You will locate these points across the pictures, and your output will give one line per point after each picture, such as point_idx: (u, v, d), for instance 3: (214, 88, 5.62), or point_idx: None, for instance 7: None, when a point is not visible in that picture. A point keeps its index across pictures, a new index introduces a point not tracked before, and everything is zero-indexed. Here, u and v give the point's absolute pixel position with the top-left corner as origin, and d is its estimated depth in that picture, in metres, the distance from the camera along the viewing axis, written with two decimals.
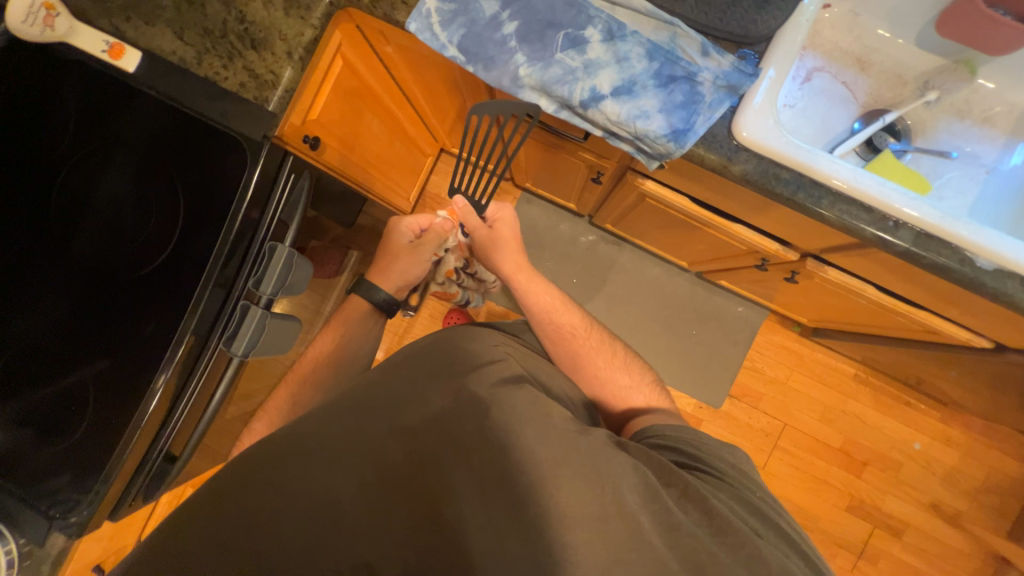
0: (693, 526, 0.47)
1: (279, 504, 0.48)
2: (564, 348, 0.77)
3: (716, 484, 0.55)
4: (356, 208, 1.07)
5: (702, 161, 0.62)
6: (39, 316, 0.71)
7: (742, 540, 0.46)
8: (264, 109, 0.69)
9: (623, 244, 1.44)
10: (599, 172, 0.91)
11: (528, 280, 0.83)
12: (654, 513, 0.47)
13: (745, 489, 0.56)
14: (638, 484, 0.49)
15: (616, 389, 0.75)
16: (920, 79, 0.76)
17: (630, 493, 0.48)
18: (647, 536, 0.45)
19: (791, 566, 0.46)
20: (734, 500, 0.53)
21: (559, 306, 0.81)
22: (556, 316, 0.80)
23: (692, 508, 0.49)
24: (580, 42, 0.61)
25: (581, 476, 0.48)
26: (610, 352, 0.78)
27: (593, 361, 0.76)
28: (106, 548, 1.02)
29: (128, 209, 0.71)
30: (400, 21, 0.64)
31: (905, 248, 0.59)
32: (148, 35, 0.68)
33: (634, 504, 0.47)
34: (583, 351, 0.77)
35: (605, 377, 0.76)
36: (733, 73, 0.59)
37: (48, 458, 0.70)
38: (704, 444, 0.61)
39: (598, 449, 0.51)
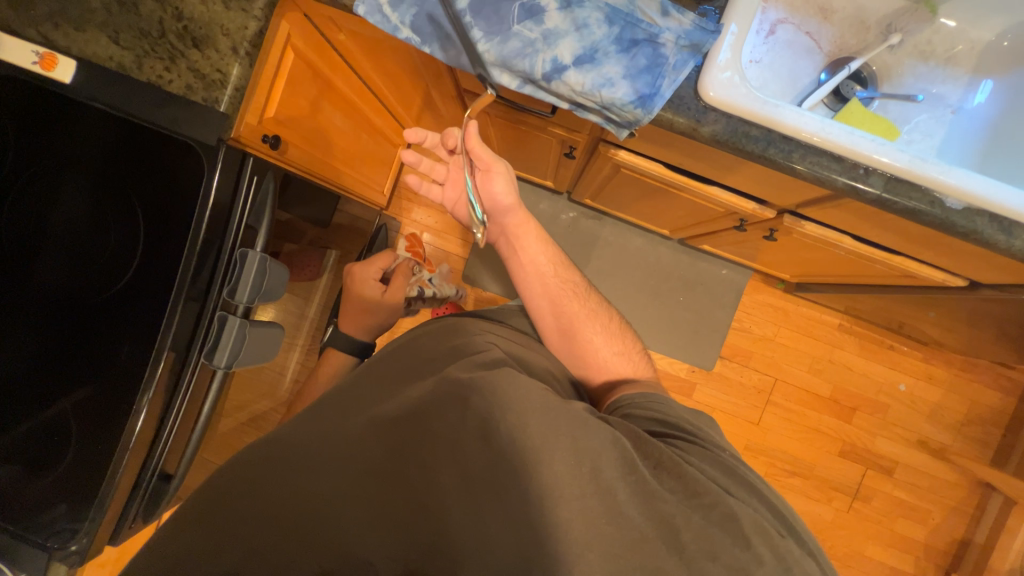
0: (667, 494, 0.47)
1: None
2: (551, 320, 0.76)
3: (689, 447, 0.55)
4: (328, 215, 1.05)
5: (671, 126, 0.61)
6: (8, 349, 0.69)
7: (714, 499, 0.47)
8: (215, 111, 0.64)
9: (604, 218, 1.44)
10: (572, 147, 0.90)
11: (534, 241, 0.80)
12: (631, 485, 0.46)
13: (716, 448, 0.56)
14: (616, 458, 0.48)
15: (601, 359, 0.75)
16: (883, 24, 0.75)
17: (609, 465, 0.47)
18: (623, 508, 0.45)
19: (760, 519, 0.48)
20: (711, 465, 0.53)
21: (555, 269, 0.79)
22: (550, 278, 0.78)
23: (668, 477, 0.49)
24: (538, 12, 0.58)
25: (560, 455, 0.46)
26: (604, 320, 0.78)
27: (590, 328, 0.76)
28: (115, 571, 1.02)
29: (85, 230, 0.68)
30: (348, 5, 0.62)
31: (876, 194, 0.60)
32: (79, 40, 0.63)
33: (611, 479, 0.46)
34: (580, 318, 0.76)
35: (597, 344, 0.75)
36: (695, 32, 0.58)
37: (39, 490, 0.69)
38: (674, 410, 0.62)
39: (576, 422, 0.49)
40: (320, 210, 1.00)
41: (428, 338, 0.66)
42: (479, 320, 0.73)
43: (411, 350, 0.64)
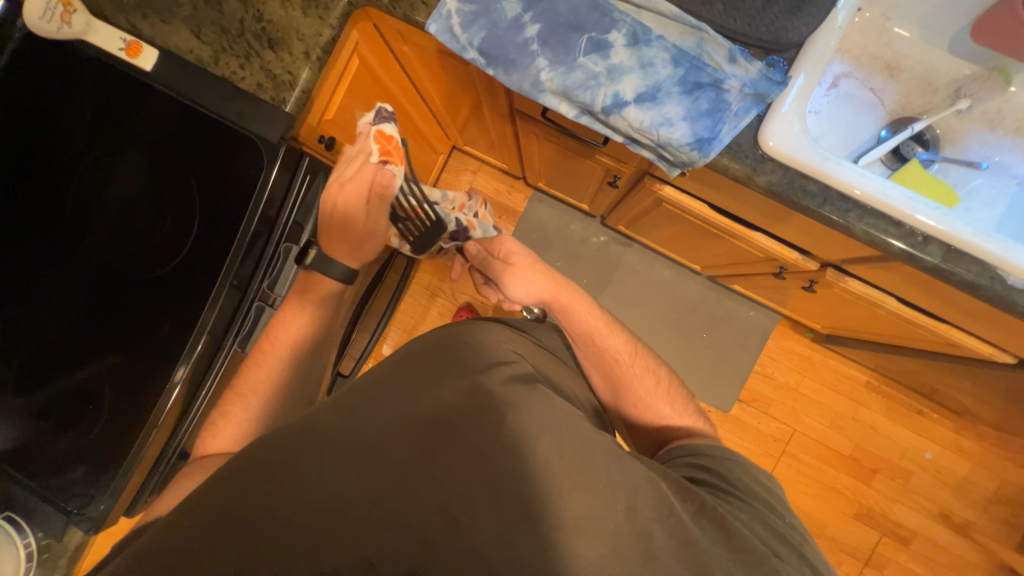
0: (706, 542, 0.45)
1: None
2: (597, 372, 0.72)
3: (738, 505, 0.53)
4: None
5: (725, 171, 0.61)
6: (54, 313, 0.72)
7: (760, 560, 0.45)
8: (281, 110, 0.67)
9: (634, 245, 1.43)
10: (616, 176, 0.90)
11: (573, 300, 0.75)
12: (668, 528, 0.45)
13: (771, 513, 0.54)
14: (653, 497, 0.46)
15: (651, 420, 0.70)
16: (952, 87, 0.74)
17: (644, 506, 0.46)
18: (659, 556, 0.44)
19: None
20: (752, 522, 0.51)
21: (606, 328, 0.73)
22: (599, 339, 0.73)
23: (708, 524, 0.47)
24: (604, 47, 0.59)
25: (594, 489, 0.45)
26: (655, 381, 0.72)
27: (636, 389, 0.71)
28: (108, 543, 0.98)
29: (140, 207, 0.71)
30: (419, 22, 0.64)
31: (934, 263, 0.58)
32: (165, 32, 0.67)
33: (648, 521, 0.45)
34: (623, 380, 0.71)
35: (644, 406, 0.70)
36: (761, 82, 0.57)
37: (64, 451, 0.71)
38: (738, 469, 0.58)
39: (609, 457, 0.48)
40: None
41: (461, 332, 0.61)
42: (503, 328, 0.67)
43: (434, 339, 0.61)
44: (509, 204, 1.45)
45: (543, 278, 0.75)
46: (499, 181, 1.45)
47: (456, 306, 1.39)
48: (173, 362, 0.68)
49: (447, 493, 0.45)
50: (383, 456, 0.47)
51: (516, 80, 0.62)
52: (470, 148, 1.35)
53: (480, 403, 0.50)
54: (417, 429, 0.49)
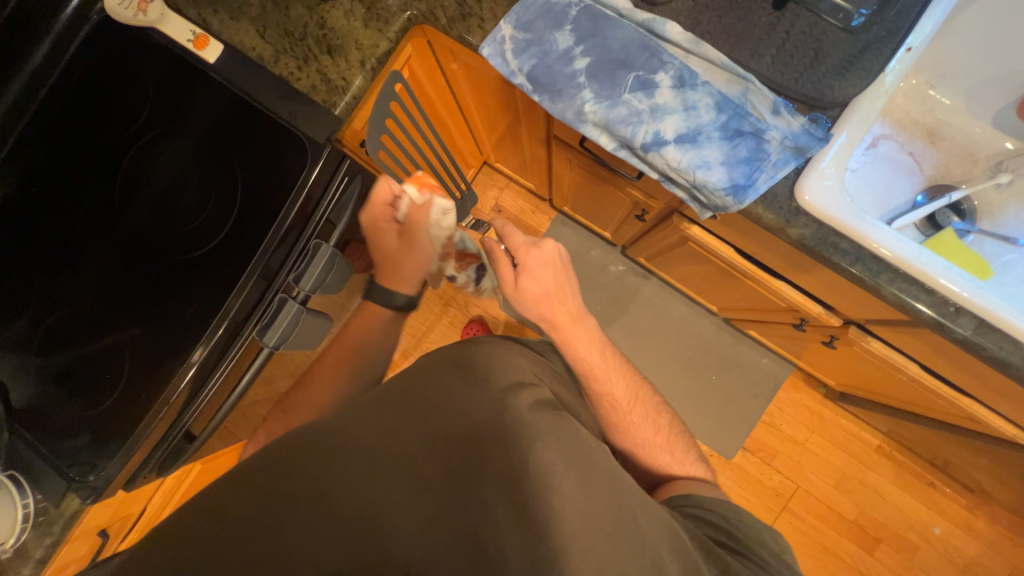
0: None
1: (282, 506, 0.46)
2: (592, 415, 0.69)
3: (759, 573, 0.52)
4: None
5: (758, 220, 0.61)
6: (88, 280, 0.75)
7: None
8: (330, 113, 0.69)
9: (652, 278, 1.43)
10: (644, 210, 0.91)
11: (578, 337, 0.69)
12: None
13: None
14: (676, 548, 0.47)
15: (650, 459, 0.68)
16: (994, 160, 0.74)
17: (671, 560, 0.45)
18: None
19: None
20: None
21: (603, 375, 0.68)
22: (595, 388, 0.68)
23: None
24: (650, 86, 0.61)
25: (620, 533, 0.45)
26: (655, 425, 0.70)
27: (634, 434, 0.68)
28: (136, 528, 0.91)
29: (185, 190, 0.74)
30: (473, 44, 0.66)
31: (964, 335, 0.58)
32: (232, 28, 0.71)
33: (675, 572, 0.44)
34: (621, 425, 0.68)
35: (644, 448, 0.68)
36: (802, 136, 0.58)
37: (74, 416, 0.72)
38: (751, 528, 0.57)
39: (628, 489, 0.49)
40: None
41: (479, 353, 0.60)
42: (520, 348, 0.66)
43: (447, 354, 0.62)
44: (532, 223, 1.47)
45: (541, 307, 0.69)
46: (525, 200, 1.47)
47: (469, 318, 1.39)
48: (190, 344, 0.70)
49: (455, 510, 0.46)
50: (395, 463, 0.48)
51: (560, 108, 0.64)
52: (501, 165, 1.38)
53: (490, 423, 0.49)
54: (430, 440, 0.49)
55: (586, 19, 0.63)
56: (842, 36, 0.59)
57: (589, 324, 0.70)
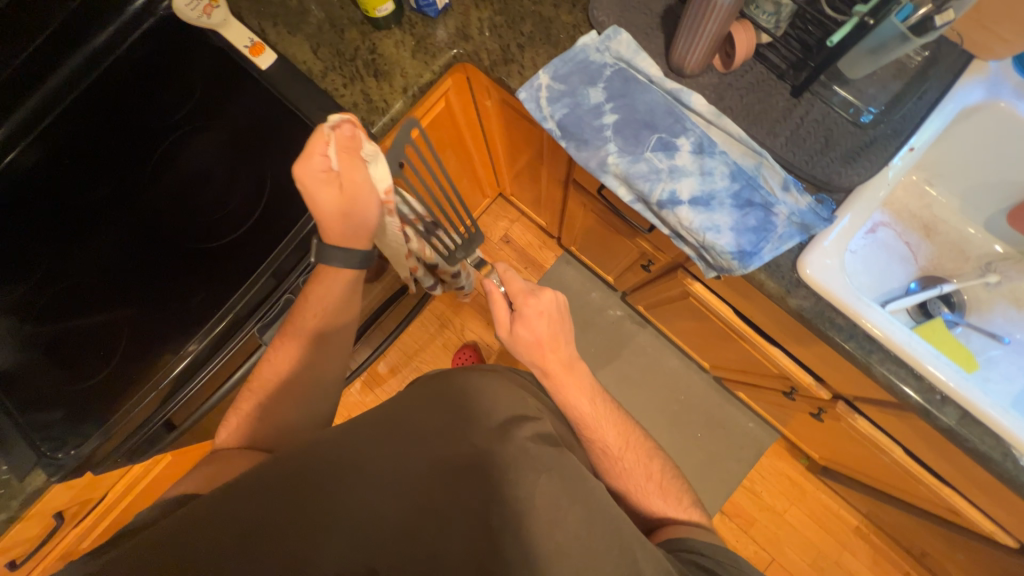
0: None
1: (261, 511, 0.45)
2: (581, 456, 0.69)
3: None
4: None
5: (760, 286, 0.64)
6: (112, 258, 0.79)
7: None
8: (366, 130, 0.72)
9: (648, 327, 1.45)
10: (650, 261, 0.94)
11: (568, 384, 0.68)
12: None
13: None
14: None
15: (631, 510, 0.68)
16: (984, 260, 0.78)
17: None
18: None
19: None
20: None
21: (593, 417, 0.68)
22: (586, 427, 0.68)
23: None
24: (671, 148, 0.65)
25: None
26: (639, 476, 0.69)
27: (621, 481, 0.68)
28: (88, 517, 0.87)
29: (217, 186, 0.79)
30: (511, 87, 0.71)
31: (948, 424, 0.59)
32: (287, 41, 0.74)
33: None
34: (608, 469, 0.68)
35: (627, 498, 0.68)
36: (808, 214, 0.62)
37: (55, 389, 0.71)
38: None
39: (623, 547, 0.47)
40: None
41: (475, 384, 0.58)
42: (518, 383, 0.66)
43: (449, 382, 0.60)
44: (538, 258, 1.50)
45: (531, 354, 0.68)
46: (533, 235, 1.51)
47: (464, 343, 1.40)
48: (189, 336, 0.72)
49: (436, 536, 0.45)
50: None
51: (584, 156, 0.67)
52: (515, 199, 1.42)
53: None
54: None
55: (619, 80, 0.67)
56: (851, 128, 0.64)
57: (580, 371, 0.70)
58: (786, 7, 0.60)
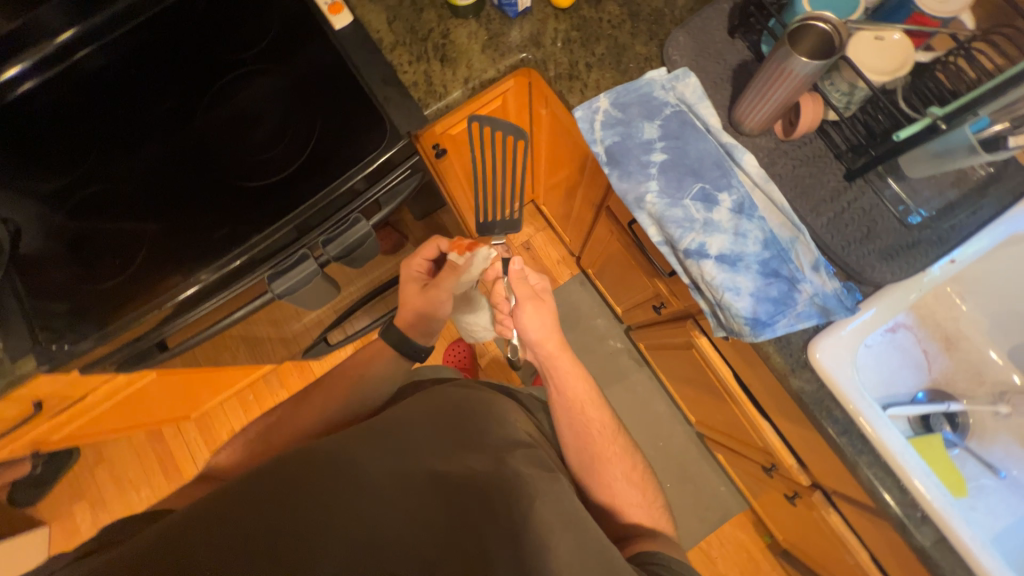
0: None
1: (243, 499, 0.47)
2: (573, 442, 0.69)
3: None
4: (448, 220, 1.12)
5: (766, 358, 0.63)
6: (143, 169, 0.78)
7: None
8: (420, 110, 0.72)
9: (644, 367, 1.44)
10: (662, 304, 0.94)
11: (574, 361, 0.73)
12: None
13: None
14: None
15: None
16: (998, 387, 0.76)
17: None
18: None
19: None
20: None
21: (569, 442, 0.69)
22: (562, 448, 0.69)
23: None
24: (711, 201, 0.64)
25: None
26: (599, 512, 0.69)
27: None
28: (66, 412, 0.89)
29: (264, 127, 0.78)
30: (570, 103, 0.71)
31: (922, 544, 0.58)
32: (365, 8, 0.76)
33: None
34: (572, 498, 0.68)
35: None
36: (831, 299, 0.61)
37: (65, 284, 0.73)
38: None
39: None
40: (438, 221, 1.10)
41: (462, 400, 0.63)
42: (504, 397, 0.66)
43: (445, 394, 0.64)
44: (553, 271, 1.50)
45: (552, 326, 0.73)
46: (555, 248, 1.51)
47: (460, 336, 1.40)
48: (200, 266, 0.72)
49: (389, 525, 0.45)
50: None
51: (624, 188, 0.67)
52: (545, 209, 1.43)
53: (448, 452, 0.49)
54: None
55: (677, 120, 0.67)
56: (897, 225, 0.62)
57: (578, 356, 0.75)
58: (860, 90, 0.59)
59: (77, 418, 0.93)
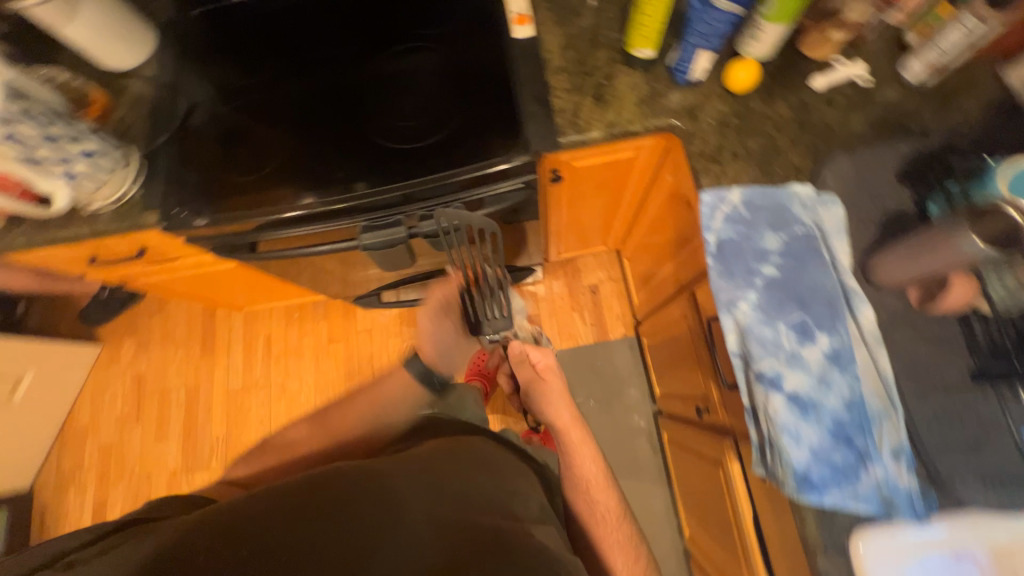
0: None
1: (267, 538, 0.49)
2: (585, 518, 0.78)
3: None
4: (537, 241, 1.15)
5: (799, 523, 0.57)
6: (300, 94, 0.83)
7: None
8: (555, 136, 0.73)
9: (659, 456, 1.37)
10: (706, 408, 0.88)
11: (580, 441, 0.87)
12: None
13: None
14: None
15: None
16: None
17: None
18: None
19: None
20: None
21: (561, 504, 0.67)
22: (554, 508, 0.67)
23: None
24: (806, 336, 0.60)
25: None
26: None
27: None
28: (158, 266, 1.01)
29: (413, 94, 0.80)
30: (700, 183, 0.69)
31: None
32: (547, 28, 0.79)
33: None
34: None
35: None
36: (901, 495, 0.54)
37: (201, 167, 0.81)
38: None
39: None
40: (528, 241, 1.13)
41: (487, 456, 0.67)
42: None
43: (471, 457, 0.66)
44: (607, 324, 1.49)
45: (567, 405, 0.93)
46: (618, 303, 1.50)
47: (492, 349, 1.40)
48: (307, 190, 0.77)
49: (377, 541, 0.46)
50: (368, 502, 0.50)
51: (721, 285, 0.64)
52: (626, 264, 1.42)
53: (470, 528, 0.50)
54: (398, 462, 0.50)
55: (804, 243, 0.63)
56: (1013, 452, 0.54)
57: (588, 435, 0.89)
58: None
59: (165, 274, 1.05)
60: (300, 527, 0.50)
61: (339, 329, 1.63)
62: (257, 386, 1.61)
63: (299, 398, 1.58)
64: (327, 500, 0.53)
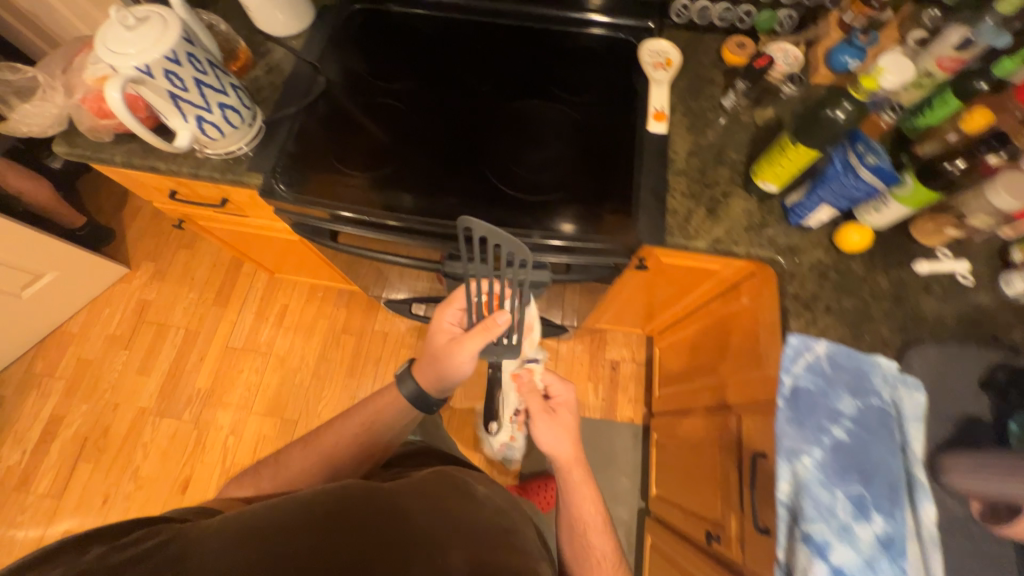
0: None
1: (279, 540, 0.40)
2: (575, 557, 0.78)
3: None
4: (586, 310, 1.16)
5: None
6: (428, 110, 0.85)
7: None
8: (663, 233, 0.75)
9: (635, 554, 1.32)
10: (717, 535, 0.87)
11: (581, 483, 0.81)
12: None
13: None
14: None
15: None
16: None
17: None
18: None
19: None
20: None
21: None
22: None
23: None
24: (862, 512, 0.59)
25: None
26: None
27: None
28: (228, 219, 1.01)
29: (536, 147, 0.82)
30: (789, 324, 0.70)
31: None
32: (678, 132, 0.82)
33: None
34: None
35: None
36: None
37: (315, 148, 0.81)
38: None
39: None
40: (579, 308, 1.14)
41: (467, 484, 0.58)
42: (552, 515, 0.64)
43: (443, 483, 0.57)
44: (618, 404, 1.48)
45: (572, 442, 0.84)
46: (634, 387, 1.50)
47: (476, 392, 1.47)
48: (410, 205, 0.78)
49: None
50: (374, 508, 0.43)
51: (788, 433, 0.64)
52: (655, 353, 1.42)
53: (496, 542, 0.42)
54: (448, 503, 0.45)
55: (878, 417, 0.63)
56: None
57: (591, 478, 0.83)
58: None
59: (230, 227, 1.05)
60: (311, 528, 0.41)
61: (356, 322, 1.60)
62: (257, 351, 1.57)
63: (293, 376, 1.54)
64: (339, 512, 0.44)
